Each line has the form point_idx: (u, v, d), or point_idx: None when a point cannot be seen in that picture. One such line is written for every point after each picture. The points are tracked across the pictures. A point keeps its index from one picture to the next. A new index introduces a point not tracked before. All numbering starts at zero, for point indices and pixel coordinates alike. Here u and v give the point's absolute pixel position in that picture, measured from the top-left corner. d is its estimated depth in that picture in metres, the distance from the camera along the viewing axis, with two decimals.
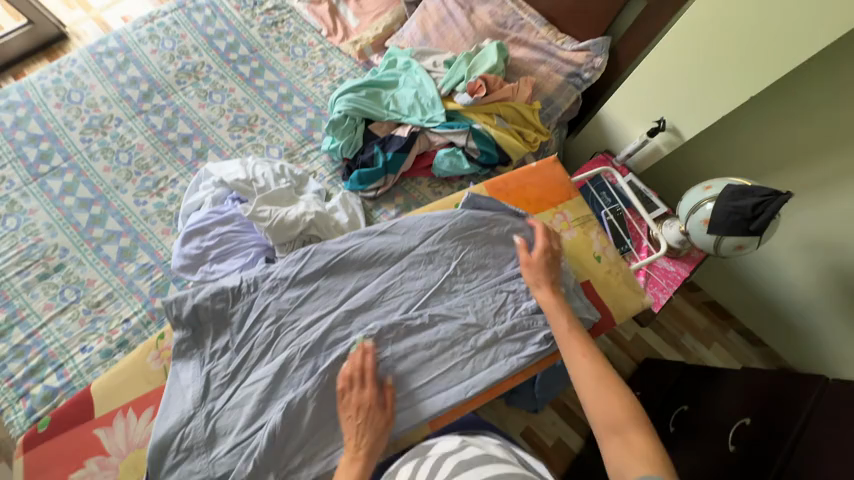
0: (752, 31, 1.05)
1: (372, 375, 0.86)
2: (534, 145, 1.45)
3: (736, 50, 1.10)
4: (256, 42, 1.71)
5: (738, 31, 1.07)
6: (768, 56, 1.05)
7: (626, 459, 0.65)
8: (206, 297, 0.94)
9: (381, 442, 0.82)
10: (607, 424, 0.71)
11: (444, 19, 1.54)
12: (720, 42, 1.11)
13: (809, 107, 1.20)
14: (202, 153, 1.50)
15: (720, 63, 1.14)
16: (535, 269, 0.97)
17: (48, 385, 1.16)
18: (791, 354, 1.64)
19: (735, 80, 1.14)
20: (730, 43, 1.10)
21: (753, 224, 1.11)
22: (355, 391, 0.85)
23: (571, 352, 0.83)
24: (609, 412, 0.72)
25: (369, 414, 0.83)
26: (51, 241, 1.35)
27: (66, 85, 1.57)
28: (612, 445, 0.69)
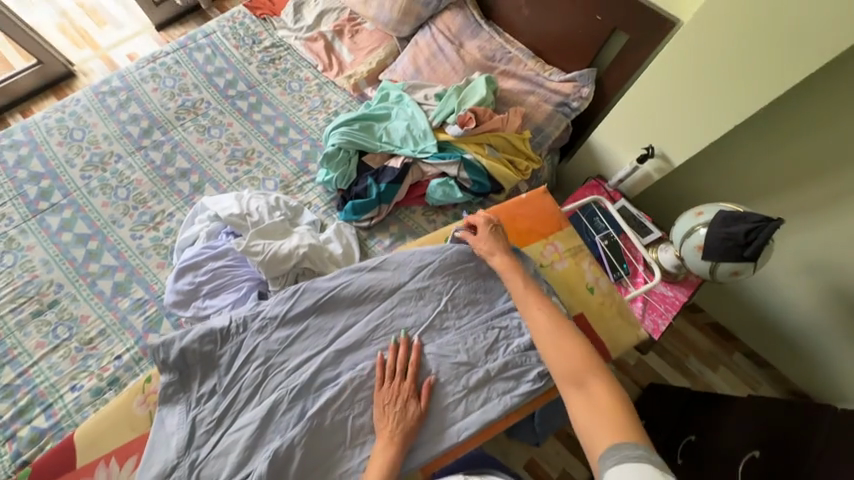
0: (729, 64, 1.10)
1: (413, 369, 0.91)
2: (526, 173, 1.47)
3: (720, 80, 1.13)
4: (254, 78, 1.78)
5: (719, 62, 1.11)
6: (750, 86, 1.09)
7: (588, 409, 0.73)
8: (193, 340, 0.94)
9: (414, 435, 0.85)
10: (569, 376, 0.79)
11: (435, 54, 1.60)
12: (703, 73, 1.15)
13: (793, 132, 1.21)
14: (199, 186, 1.53)
15: (705, 92, 1.18)
16: (485, 242, 1.02)
17: (36, 427, 1.13)
18: (803, 379, 1.59)
19: (719, 109, 1.18)
20: (713, 74, 1.14)
21: (747, 250, 1.10)
22: (395, 382, 0.90)
23: (532, 314, 0.89)
24: (570, 366, 0.80)
25: (406, 404, 0.87)
26: (47, 277, 1.35)
27: (69, 124, 1.62)
28: (575, 396, 0.76)
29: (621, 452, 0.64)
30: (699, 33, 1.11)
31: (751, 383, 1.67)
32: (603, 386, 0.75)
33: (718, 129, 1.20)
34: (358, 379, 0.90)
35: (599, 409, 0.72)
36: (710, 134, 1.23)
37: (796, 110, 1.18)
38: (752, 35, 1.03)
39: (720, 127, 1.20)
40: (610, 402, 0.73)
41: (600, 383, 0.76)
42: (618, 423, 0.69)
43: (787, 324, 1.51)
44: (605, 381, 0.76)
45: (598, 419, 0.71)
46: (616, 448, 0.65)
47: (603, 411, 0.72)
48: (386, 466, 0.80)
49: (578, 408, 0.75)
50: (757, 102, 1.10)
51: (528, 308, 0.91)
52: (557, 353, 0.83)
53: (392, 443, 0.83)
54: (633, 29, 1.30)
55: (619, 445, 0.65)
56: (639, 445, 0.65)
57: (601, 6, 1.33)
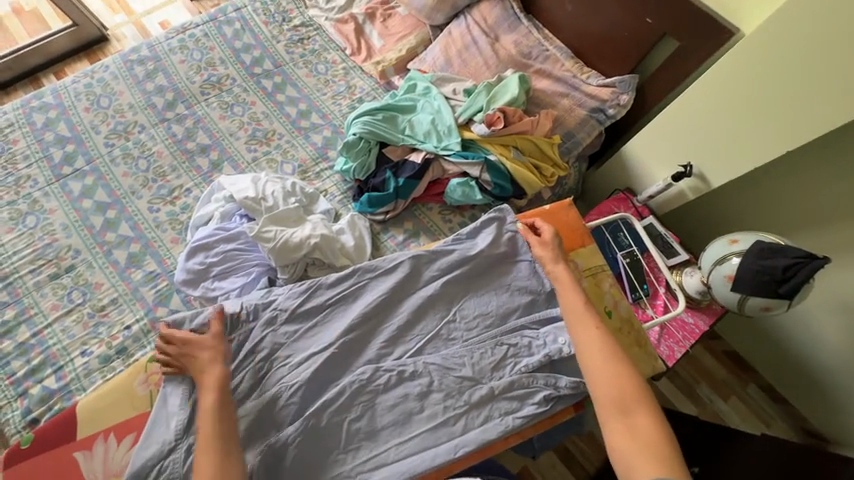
0: (777, 89, 1.03)
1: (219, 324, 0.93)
2: (551, 180, 1.40)
3: (772, 105, 1.06)
4: (281, 57, 1.74)
5: (775, 85, 1.03)
6: (800, 117, 1.02)
7: (630, 442, 0.71)
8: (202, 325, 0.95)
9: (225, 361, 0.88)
10: (614, 405, 0.76)
11: (468, 46, 1.53)
12: (756, 95, 1.07)
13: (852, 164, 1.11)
14: (218, 164, 1.52)
15: (752, 116, 1.10)
16: (548, 249, 0.99)
17: (47, 386, 1.17)
18: (821, 420, 1.49)
19: (765, 136, 1.10)
20: (765, 97, 1.06)
21: (783, 286, 1.02)
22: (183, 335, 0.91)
23: (582, 330, 0.85)
24: (617, 394, 0.77)
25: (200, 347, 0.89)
26: (65, 242, 1.37)
27: (97, 90, 1.63)
28: (618, 426, 0.74)
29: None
30: (760, 50, 1.03)
31: (765, 419, 1.59)
32: (649, 421, 0.73)
33: (758, 159, 1.13)
34: (358, 383, 0.88)
35: (640, 442, 0.71)
36: (748, 162, 1.16)
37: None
38: (816, 61, 0.95)
39: (761, 156, 1.13)
40: (654, 440, 0.71)
41: (648, 419, 0.73)
42: (661, 462, 0.68)
43: (817, 366, 1.41)
44: (652, 416, 0.74)
45: (642, 458, 0.69)
46: None
47: (646, 447, 0.70)
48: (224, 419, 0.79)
49: (620, 439, 0.72)
50: (805, 134, 1.03)
51: (577, 324, 0.87)
52: (604, 379, 0.79)
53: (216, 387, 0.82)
54: (684, 36, 1.21)
55: None
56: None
57: (652, 9, 1.24)
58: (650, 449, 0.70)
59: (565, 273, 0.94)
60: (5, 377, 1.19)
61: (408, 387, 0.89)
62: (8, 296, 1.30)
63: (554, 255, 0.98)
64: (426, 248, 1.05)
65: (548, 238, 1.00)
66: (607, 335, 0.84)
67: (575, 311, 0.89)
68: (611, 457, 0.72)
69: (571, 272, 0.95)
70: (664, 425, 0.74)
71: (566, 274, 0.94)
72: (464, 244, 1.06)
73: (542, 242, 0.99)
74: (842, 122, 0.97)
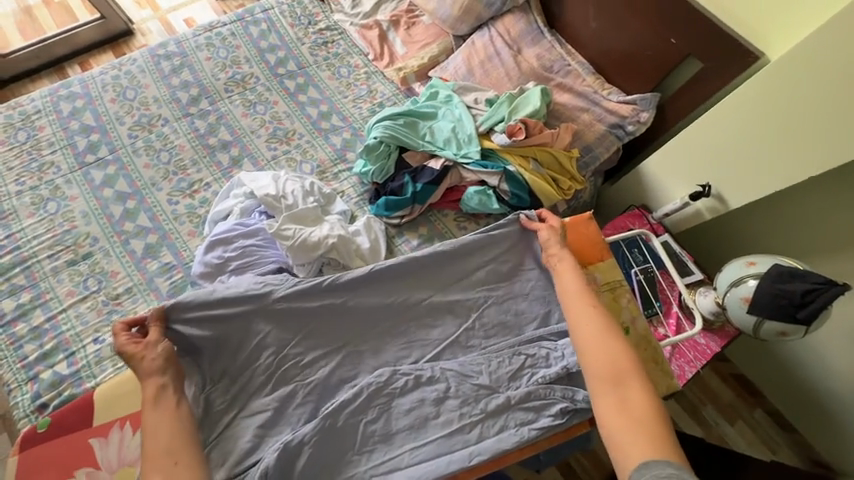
0: (795, 114, 1.05)
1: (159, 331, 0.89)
2: (568, 193, 1.41)
3: (803, 122, 1.04)
4: (305, 59, 1.77)
5: (808, 103, 1.02)
6: (818, 142, 1.03)
7: (622, 413, 0.73)
8: (206, 330, 0.92)
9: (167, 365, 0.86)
10: (607, 379, 0.79)
11: (491, 57, 1.55)
12: (787, 111, 1.06)
13: None
14: (238, 160, 1.54)
15: (782, 132, 1.09)
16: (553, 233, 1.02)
17: (58, 372, 1.17)
18: (829, 449, 1.47)
19: (794, 154, 1.08)
20: (796, 113, 1.05)
21: (801, 311, 1.02)
22: (127, 336, 0.88)
23: (581, 309, 0.89)
24: (610, 369, 0.80)
25: (142, 348, 0.87)
26: (85, 229, 1.39)
27: (123, 82, 1.66)
28: (609, 397, 0.76)
29: (650, 471, 0.63)
30: (793, 66, 1.02)
31: (772, 446, 1.56)
32: (642, 396, 0.75)
33: (787, 180, 1.12)
34: (375, 385, 0.88)
35: (630, 412, 0.73)
36: (776, 183, 1.14)
37: None
38: (834, 87, 0.97)
39: (790, 176, 1.11)
40: (645, 412, 0.73)
41: (641, 394, 0.75)
42: (652, 434, 0.69)
43: (828, 395, 1.39)
44: (646, 391, 0.76)
45: (633, 430, 0.70)
46: (649, 467, 0.64)
47: (636, 418, 0.72)
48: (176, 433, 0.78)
49: (611, 408, 0.75)
50: (825, 159, 1.03)
51: (576, 304, 0.91)
52: (598, 354, 0.82)
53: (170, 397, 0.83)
54: (709, 57, 1.22)
55: (650, 464, 0.64)
56: (674, 469, 0.63)
57: (677, 29, 1.26)
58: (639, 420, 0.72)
59: (568, 264, 0.97)
60: (17, 360, 1.20)
61: (425, 392, 0.89)
62: (25, 280, 1.31)
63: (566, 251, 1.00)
64: (433, 247, 1.01)
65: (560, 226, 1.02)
66: (602, 315, 0.88)
67: (572, 295, 0.92)
68: (600, 425, 0.75)
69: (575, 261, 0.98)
70: (657, 402, 0.75)
71: (565, 263, 0.97)
72: (464, 246, 1.03)
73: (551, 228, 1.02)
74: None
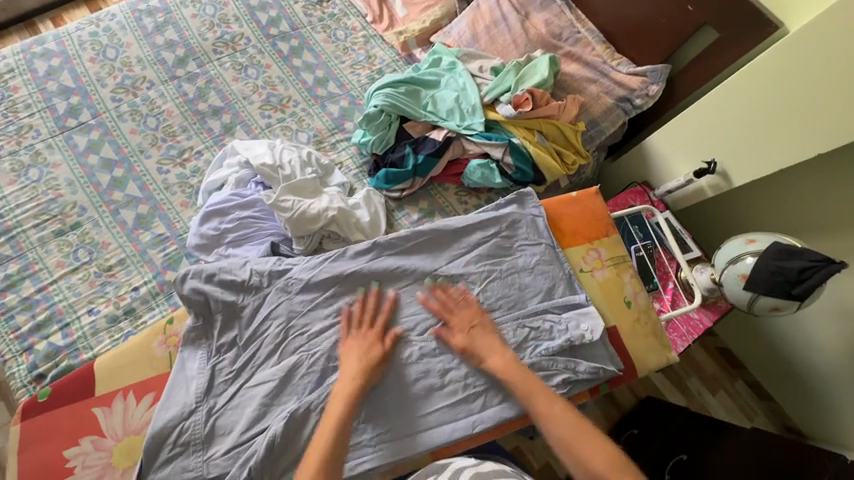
0: (800, 92, 1.05)
1: (385, 315, 0.93)
2: (572, 168, 1.38)
3: (826, 93, 1.01)
4: (298, 19, 1.66)
5: (829, 75, 1.00)
6: (821, 120, 1.04)
7: None
8: (231, 296, 0.93)
9: (374, 369, 0.86)
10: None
11: (497, 22, 1.47)
12: (802, 86, 1.04)
13: None
14: (230, 128, 1.47)
15: (803, 102, 1.05)
16: (360, 344, 0.89)
17: (53, 343, 1.16)
18: (802, 420, 1.55)
19: (810, 126, 1.06)
20: (819, 83, 1.02)
21: (796, 288, 1.04)
22: (362, 328, 0.91)
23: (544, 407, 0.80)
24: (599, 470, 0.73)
25: (369, 345, 0.89)
26: (71, 198, 1.33)
27: (103, 40, 1.54)
28: None
29: None
30: (801, 43, 1.02)
31: (748, 414, 1.65)
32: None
33: (799, 154, 1.09)
34: None
35: None
36: (784, 160, 1.13)
37: None
38: (839, 66, 0.98)
39: (802, 151, 1.09)
40: None
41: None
42: None
43: (807, 369, 1.45)
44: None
45: None
46: None
47: None
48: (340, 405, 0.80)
49: None
50: (825, 139, 1.04)
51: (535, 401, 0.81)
52: (584, 454, 0.74)
53: (367, 364, 0.86)
54: (725, 27, 1.19)
55: None
56: None
57: None
58: None
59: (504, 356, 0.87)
60: (10, 331, 1.17)
61: (430, 363, 0.90)
62: (11, 250, 1.27)
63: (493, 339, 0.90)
64: (435, 221, 1.03)
65: (368, 322, 0.92)
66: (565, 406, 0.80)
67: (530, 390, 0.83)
68: None
69: (357, 358, 0.86)
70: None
71: (350, 358, 0.86)
72: (465, 221, 1.05)
73: (365, 339, 0.89)
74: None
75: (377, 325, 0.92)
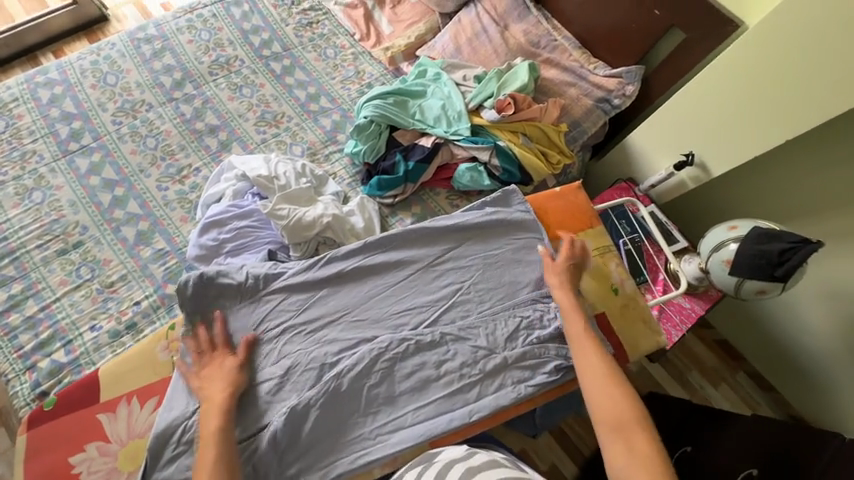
0: (764, 85, 1.12)
1: (223, 334, 0.91)
2: (557, 167, 1.43)
3: (788, 81, 1.08)
4: (290, 40, 1.74)
5: (789, 67, 1.07)
6: (786, 108, 1.10)
7: (626, 455, 0.71)
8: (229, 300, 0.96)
9: (237, 380, 0.86)
10: (612, 422, 0.76)
11: (478, 34, 1.55)
12: (765, 79, 1.11)
13: (834, 157, 1.19)
14: (226, 144, 1.53)
15: (769, 94, 1.12)
16: (209, 367, 0.87)
17: (56, 360, 1.17)
18: (804, 405, 1.56)
19: (781, 113, 1.12)
20: (783, 73, 1.08)
21: (778, 270, 1.08)
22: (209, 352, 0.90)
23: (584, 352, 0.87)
24: (614, 413, 0.77)
25: (222, 363, 0.88)
26: (73, 219, 1.37)
27: (103, 67, 1.62)
28: (613, 440, 0.74)
29: None
30: (758, 42, 1.10)
31: (750, 403, 1.64)
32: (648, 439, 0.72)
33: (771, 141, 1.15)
34: (376, 351, 0.91)
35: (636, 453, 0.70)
36: (762, 146, 1.18)
37: (840, 141, 1.17)
38: (796, 59, 1.05)
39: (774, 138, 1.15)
40: (649, 455, 0.70)
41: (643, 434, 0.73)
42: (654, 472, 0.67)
43: (803, 352, 1.47)
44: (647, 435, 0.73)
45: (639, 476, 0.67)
46: None
47: (641, 461, 0.69)
48: (213, 422, 0.78)
49: (615, 453, 0.72)
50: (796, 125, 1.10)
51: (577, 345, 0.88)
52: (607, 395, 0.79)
53: (229, 377, 0.85)
54: (691, 27, 1.26)
55: None
56: None
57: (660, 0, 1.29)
58: (641, 461, 0.70)
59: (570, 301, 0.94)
60: (13, 350, 1.19)
61: (426, 356, 0.93)
62: (15, 271, 1.30)
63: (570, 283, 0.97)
64: (425, 220, 1.07)
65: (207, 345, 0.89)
66: (608, 358, 0.84)
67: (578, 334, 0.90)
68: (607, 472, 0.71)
69: (211, 377, 0.85)
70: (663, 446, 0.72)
71: (215, 374, 0.86)
72: (455, 219, 1.09)
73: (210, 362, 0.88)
74: (822, 112, 1.05)
75: (219, 343, 0.90)
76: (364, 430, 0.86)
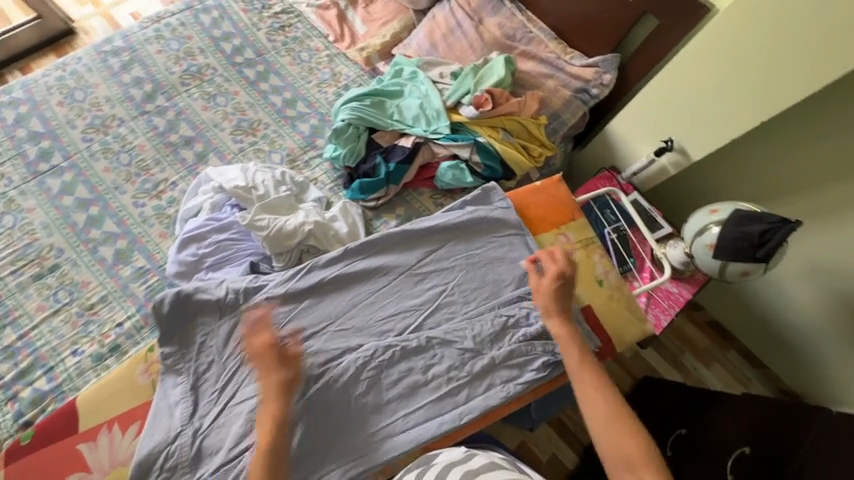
0: (739, 65, 1.12)
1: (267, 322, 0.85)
2: (539, 160, 1.42)
3: (762, 61, 1.07)
4: (262, 45, 1.71)
5: (762, 46, 1.06)
6: (762, 87, 1.10)
7: None
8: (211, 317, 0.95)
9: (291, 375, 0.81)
10: (624, 467, 0.67)
11: (452, 30, 1.53)
12: (739, 59, 1.11)
13: (809, 135, 1.20)
14: (203, 156, 1.49)
15: (745, 73, 1.11)
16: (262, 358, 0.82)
17: (38, 388, 1.14)
18: (794, 380, 1.58)
19: (757, 92, 1.11)
20: (757, 53, 1.08)
21: (760, 250, 1.09)
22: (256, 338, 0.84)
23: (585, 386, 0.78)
24: (623, 455, 0.68)
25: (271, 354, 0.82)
26: (47, 241, 1.33)
27: (70, 83, 1.57)
28: None
29: None
30: (730, 23, 1.09)
31: (743, 382, 1.66)
32: None
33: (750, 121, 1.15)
34: (362, 360, 0.90)
35: None
36: (742, 126, 1.18)
37: (815, 119, 1.17)
38: (768, 37, 1.04)
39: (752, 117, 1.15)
40: None
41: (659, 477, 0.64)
42: None
43: (792, 330, 1.49)
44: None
45: None
46: None
47: None
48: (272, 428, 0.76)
49: None
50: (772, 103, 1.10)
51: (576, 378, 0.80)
52: (614, 433, 0.70)
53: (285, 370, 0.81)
54: (664, 13, 1.26)
55: None
56: None
57: None
58: None
59: (563, 329, 0.87)
60: None
61: (413, 361, 0.92)
62: None
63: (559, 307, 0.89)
64: (406, 223, 1.06)
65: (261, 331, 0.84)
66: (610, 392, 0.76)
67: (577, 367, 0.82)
68: None
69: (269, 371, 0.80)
70: None
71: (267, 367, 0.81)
72: (436, 220, 1.08)
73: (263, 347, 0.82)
74: (796, 89, 1.04)
75: (265, 330, 0.84)
76: (354, 441, 0.85)
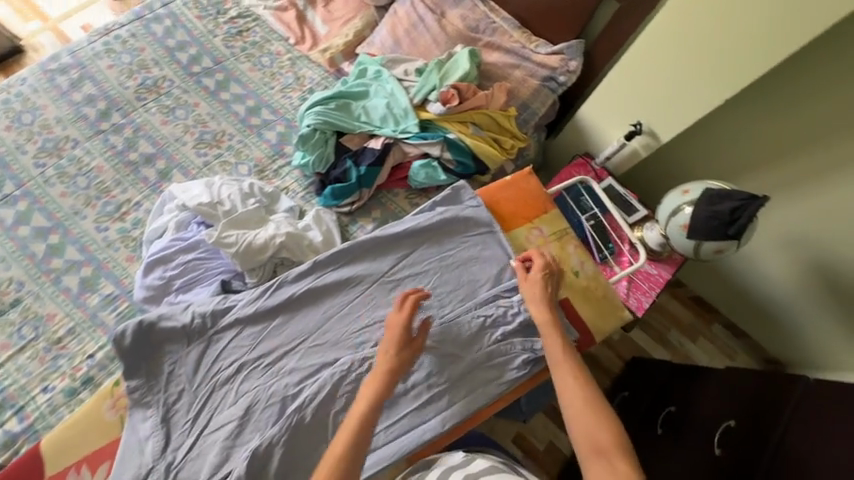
0: (698, 42, 1.12)
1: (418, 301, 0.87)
2: (511, 152, 1.41)
3: (719, 36, 1.08)
4: (220, 52, 1.64)
5: (717, 22, 1.07)
6: (723, 62, 1.10)
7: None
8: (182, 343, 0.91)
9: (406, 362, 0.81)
10: (596, 452, 0.67)
11: (415, 24, 1.49)
12: (698, 36, 1.11)
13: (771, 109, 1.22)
14: (166, 173, 1.43)
15: (705, 49, 1.11)
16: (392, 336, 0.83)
17: (8, 431, 1.08)
18: (775, 348, 1.62)
19: (719, 67, 1.11)
20: (713, 28, 1.08)
21: (731, 228, 1.10)
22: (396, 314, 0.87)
23: (563, 374, 0.79)
24: (594, 440, 0.68)
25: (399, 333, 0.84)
26: (6, 275, 1.27)
27: (16, 106, 1.48)
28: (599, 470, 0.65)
29: None
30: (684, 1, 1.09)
31: (728, 353, 1.69)
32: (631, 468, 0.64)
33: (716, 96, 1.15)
34: (338, 375, 0.90)
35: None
36: (709, 102, 1.17)
37: (774, 93, 1.19)
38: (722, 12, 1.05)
39: (718, 92, 1.14)
40: None
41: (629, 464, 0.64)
42: None
43: (769, 300, 1.52)
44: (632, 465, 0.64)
45: None
46: None
47: None
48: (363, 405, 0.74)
49: None
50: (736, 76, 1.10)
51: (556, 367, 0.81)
52: (587, 420, 0.71)
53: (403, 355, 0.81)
54: None
55: None
56: None
57: None
58: None
59: (546, 315, 0.88)
60: None
61: None
62: None
63: (547, 294, 0.91)
64: (376, 229, 1.03)
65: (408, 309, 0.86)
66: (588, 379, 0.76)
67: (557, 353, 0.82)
68: None
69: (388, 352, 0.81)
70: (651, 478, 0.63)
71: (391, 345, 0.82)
72: (407, 224, 1.06)
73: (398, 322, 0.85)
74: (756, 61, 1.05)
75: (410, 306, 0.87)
76: None
